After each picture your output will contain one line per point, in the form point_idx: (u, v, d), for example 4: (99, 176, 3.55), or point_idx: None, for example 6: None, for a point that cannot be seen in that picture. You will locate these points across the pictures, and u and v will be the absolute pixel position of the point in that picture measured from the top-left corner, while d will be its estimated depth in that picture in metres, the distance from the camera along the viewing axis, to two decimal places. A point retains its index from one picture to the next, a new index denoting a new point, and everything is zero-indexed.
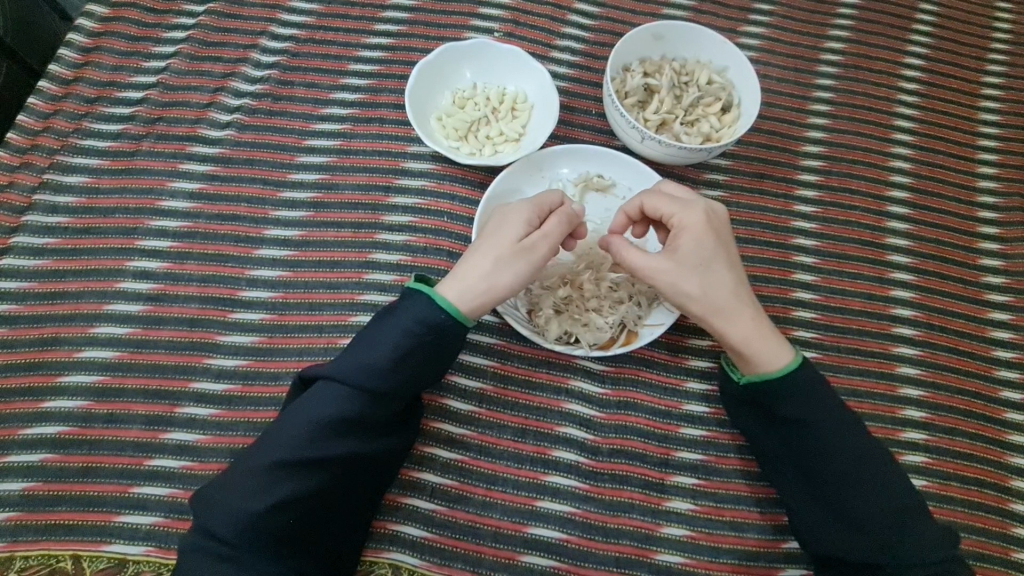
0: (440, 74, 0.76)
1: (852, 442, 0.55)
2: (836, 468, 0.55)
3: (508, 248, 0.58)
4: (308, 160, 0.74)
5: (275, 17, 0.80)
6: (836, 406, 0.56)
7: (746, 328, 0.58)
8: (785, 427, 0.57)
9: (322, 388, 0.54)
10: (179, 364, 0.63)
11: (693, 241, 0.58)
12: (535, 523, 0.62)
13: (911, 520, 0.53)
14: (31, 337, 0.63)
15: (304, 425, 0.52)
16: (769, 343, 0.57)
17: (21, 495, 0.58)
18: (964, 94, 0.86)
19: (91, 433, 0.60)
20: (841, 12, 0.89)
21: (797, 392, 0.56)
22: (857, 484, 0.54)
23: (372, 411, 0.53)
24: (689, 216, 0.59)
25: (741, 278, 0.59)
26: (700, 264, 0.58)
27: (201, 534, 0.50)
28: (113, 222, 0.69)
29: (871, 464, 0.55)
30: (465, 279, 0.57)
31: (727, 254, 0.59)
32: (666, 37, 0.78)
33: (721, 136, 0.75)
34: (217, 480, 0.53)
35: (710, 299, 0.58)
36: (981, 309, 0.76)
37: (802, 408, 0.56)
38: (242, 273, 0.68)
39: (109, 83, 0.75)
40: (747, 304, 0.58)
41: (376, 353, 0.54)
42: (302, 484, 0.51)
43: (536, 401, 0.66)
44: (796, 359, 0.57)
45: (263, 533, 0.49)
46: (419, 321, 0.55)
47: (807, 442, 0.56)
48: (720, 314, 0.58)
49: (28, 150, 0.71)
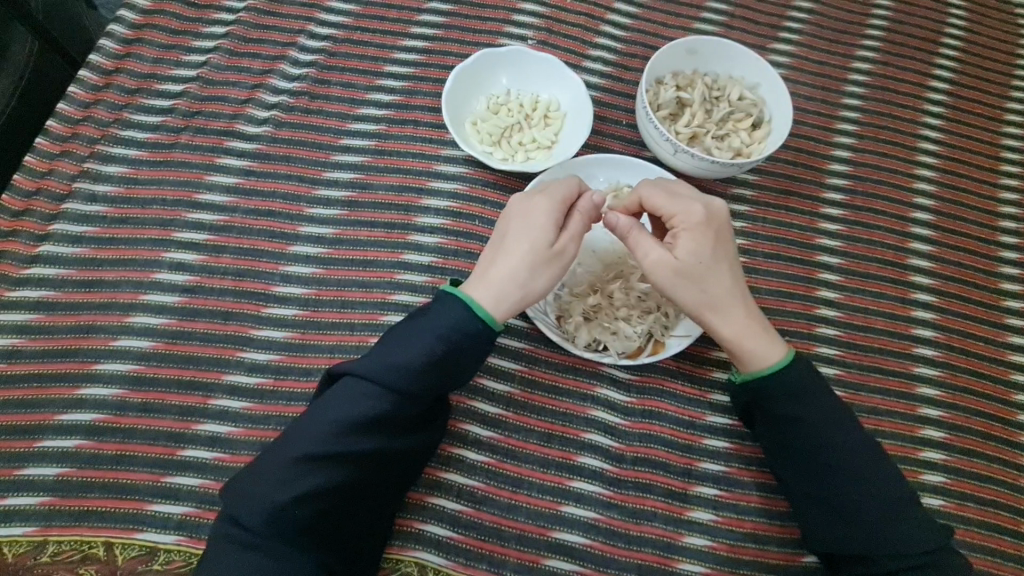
0: (475, 80, 0.77)
1: (846, 439, 0.56)
2: (832, 466, 0.56)
3: (539, 251, 0.59)
4: (344, 159, 0.74)
5: (314, 17, 0.81)
6: (829, 403, 0.57)
7: (738, 324, 0.60)
8: (780, 426, 0.59)
9: (353, 385, 0.54)
10: (213, 356, 0.64)
11: (689, 240, 0.59)
12: (559, 527, 0.62)
13: (910, 517, 0.54)
14: (68, 324, 0.64)
15: (334, 420, 0.52)
16: (761, 340, 0.59)
17: (56, 480, 0.58)
18: (987, 120, 0.87)
19: (125, 421, 0.61)
20: (869, 33, 0.90)
21: (791, 388, 0.57)
22: (854, 481, 0.55)
23: (402, 411, 0.54)
24: (685, 214, 0.60)
25: (738, 276, 0.61)
26: (696, 263, 0.59)
27: (229, 521, 0.51)
28: (151, 213, 0.69)
29: (866, 460, 0.56)
30: (498, 284, 0.58)
31: (723, 250, 0.60)
32: (699, 51, 0.79)
33: (751, 152, 0.76)
34: (247, 470, 0.54)
35: (708, 296, 0.59)
36: (1000, 332, 0.77)
37: (797, 405, 0.57)
38: (276, 268, 0.68)
39: (150, 75, 0.76)
40: (740, 301, 0.60)
41: (409, 354, 0.54)
42: (330, 478, 0.51)
43: (562, 406, 0.66)
44: (786, 356, 0.59)
45: (288, 524, 0.50)
46: (454, 324, 0.55)
47: (802, 441, 0.57)
48: (716, 313, 0.60)
49: (69, 139, 0.71)
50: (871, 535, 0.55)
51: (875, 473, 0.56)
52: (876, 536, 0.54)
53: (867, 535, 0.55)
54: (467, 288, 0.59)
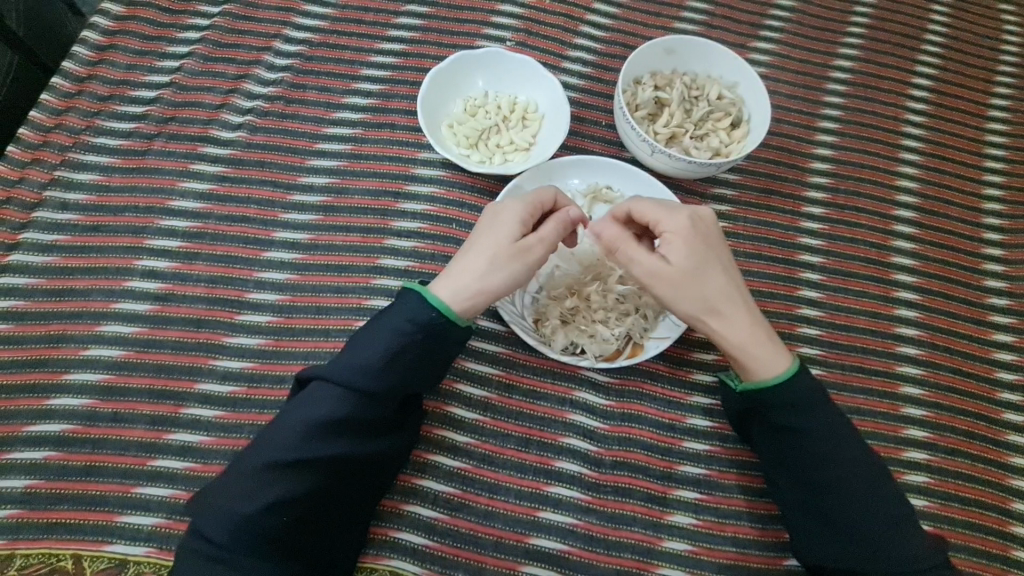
0: (452, 82, 0.77)
1: (850, 454, 0.55)
2: (833, 479, 0.55)
3: (503, 245, 0.58)
4: (319, 164, 0.74)
5: (290, 20, 0.81)
6: (835, 418, 0.56)
7: (742, 329, 0.57)
8: (782, 438, 0.57)
9: (315, 388, 0.53)
10: (186, 364, 0.63)
11: (682, 247, 0.57)
12: (537, 534, 0.62)
13: (904, 532, 0.54)
14: (37, 334, 0.63)
15: (297, 425, 0.52)
16: (764, 346, 0.57)
17: (24, 492, 0.58)
18: (970, 116, 0.86)
19: (95, 431, 0.60)
20: (851, 31, 0.90)
21: (794, 402, 0.55)
22: (854, 497, 0.54)
23: (364, 411, 0.53)
24: (675, 221, 0.58)
25: (735, 280, 0.58)
26: (691, 268, 0.57)
27: (196, 536, 0.50)
28: (123, 220, 0.69)
29: (868, 476, 0.55)
30: (460, 275, 0.57)
31: (716, 254, 0.58)
32: (677, 51, 0.78)
33: (730, 151, 0.76)
34: (215, 482, 0.53)
35: (707, 301, 0.57)
36: (984, 330, 0.76)
37: (802, 419, 0.55)
38: (250, 275, 0.68)
39: (122, 81, 0.75)
40: (742, 306, 0.58)
41: (366, 351, 0.54)
42: (295, 485, 0.51)
43: (540, 411, 0.66)
44: (790, 363, 0.56)
45: (255, 535, 0.49)
46: (411, 319, 0.54)
47: (805, 454, 0.55)
48: (718, 318, 0.57)
49: (40, 147, 0.71)
50: (867, 550, 0.54)
51: (875, 488, 0.54)
52: (865, 547, 0.54)
53: (864, 550, 0.54)
54: (434, 282, 0.58)
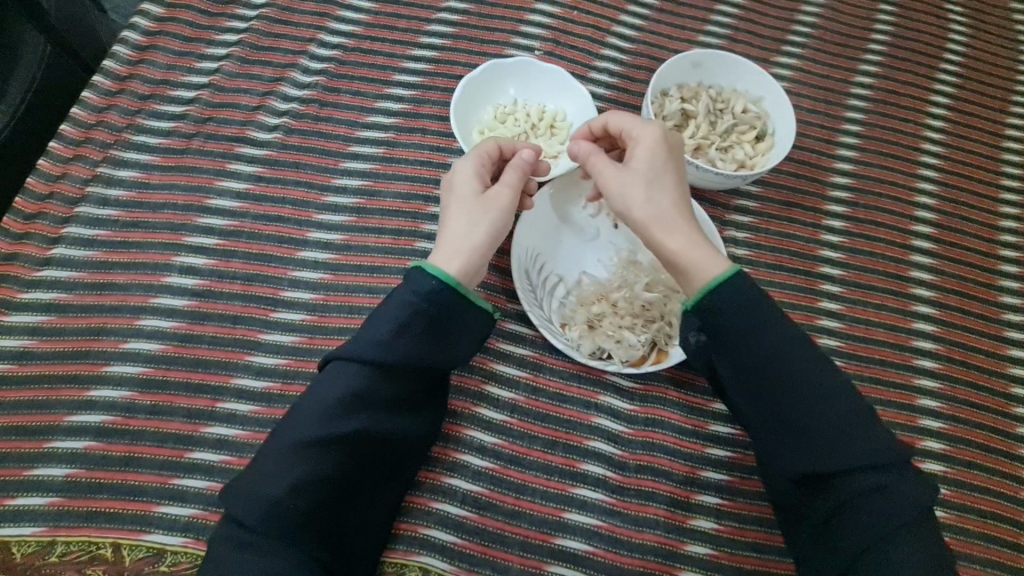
0: (483, 89, 0.78)
1: (795, 354, 0.53)
2: (783, 383, 0.53)
3: (469, 203, 0.59)
4: (352, 167, 0.75)
5: (325, 25, 0.82)
6: (778, 318, 0.53)
7: (684, 239, 0.57)
8: (728, 343, 0.53)
9: (333, 369, 0.54)
10: (221, 359, 0.65)
11: (647, 152, 0.59)
12: (562, 534, 0.63)
13: (857, 430, 0.51)
14: (78, 326, 0.64)
15: (317, 405, 0.53)
16: (704, 252, 0.56)
17: (64, 481, 0.59)
18: (988, 134, 0.88)
19: (134, 423, 0.61)
20: (871, 48, 0.91)
21: (741, 303, 0.53)
22: (807, 400, 0.52)
23: (387, 389, 0.54)
24: (646, 131, 0.61)
25: (686, 200, 0.59)
26: (647, 176, 0.58)
27: (230, 522, 0.51)
28: (162, 217, 0.70)
29: (814, 375, 0.53)
30: (445, 244, 0.57)
31: (676, 172, 0.60)
32: (704, 64, 0.80)
33: (755, 164, 0.77)
34: (244, 471, 0.53)
35: (656, 208, 0.57)
36: (999, 345, 0.78)
37: (747, 319, 0.53)
38: (284, 274, 0.69)
39: (162, 81, 0.77)
40: (690, 219, 0.58)
41: (386, 331, 0.54)
42: (318, 465, 0.51)
43: (566, 413, 0.67)
44: (730, 268, 0.55)
45: (286, 517, 0.50)
46: (417, 292, 0.54)
47: (754, 360, 0.53)
48: (661, 226, 0.57)
49: (82, 143, 0.73)
50: (826, 454, 0.51)
51: (822, 388, 0.52)
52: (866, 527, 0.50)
53: (823, 456, 0.51)
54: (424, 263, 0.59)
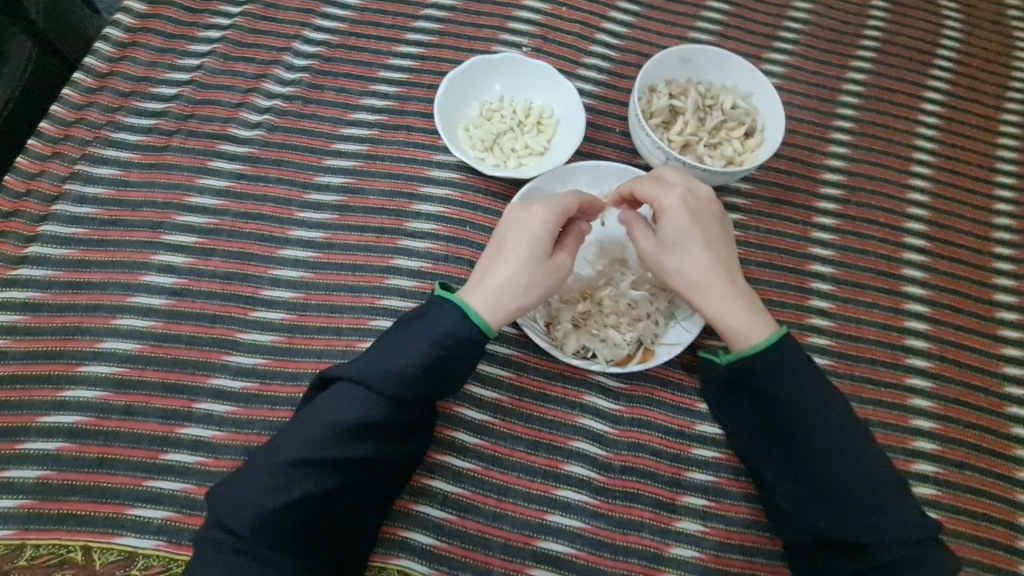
0: (469, 85, 0.77)
1: (834, 421, 0.54)
2: (818, 447, 0.54)
3: (534, 261, 0.59)
4: (335, 164, 0.74)
5: (309, 22, 0.81)
6: (798, 358, 0.55)
7: (719, 303, 0.59)
8: (764, 405, 0.56)
9: (348, 389, 0.54)
10: (198, 359, 0.64)
11: (670, 223, 0.60)
12: (545, 536, 0.62)
13: (890, 501, 0.52)
14: (53, 325, 0.64)
15: (329, 425, 0.52)
16: (743, 316, 0.58)
17: (35, 483, 0.58)
18: (982, 131, 0.87)
19: (108, 424, 0.60)
20: (864, 44, 0.90)
21: (775, 369, 0.55)
22: (842, 464, 0.53)
23: (393, 415, 0.54)
24: (670, 197, 0.60)
25: (717, 256, 0.60)
26: (673, 245, 0.60)
27: (216, 526, 0.50)
28: (140, 215, 0.69)
29: (852, 442, 0.54)
30: (496, 294, 0.57)
31: (705, 234, 0.60)
32: (693, 60, 0.78)
33: (743, 160, 0.76)
34: (234, 475, 0.52)
35: (685, 275, 0.60)
36: (994, 344, 0.76)
37: (783, 385, 0.55)
38: (265, 272, 0.68)
39: (144, 78, 0.76)
40: (723, 279, 0.59)
41: (399, 356, 0.54)
42: (322, 484, 0.51)
43: (550, 414, 0.66)
44: (774, 333, 0.57)
45: (277, 529, 0.49)
46: (446, 333, 0.55)
47: (790, 423, 0.55)
48: (698, 292, 0.59)
49: (60, 141, 0.72)
50: (856, 519, 0.52)
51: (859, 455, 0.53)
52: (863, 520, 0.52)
53: (853, 520, 0.52)
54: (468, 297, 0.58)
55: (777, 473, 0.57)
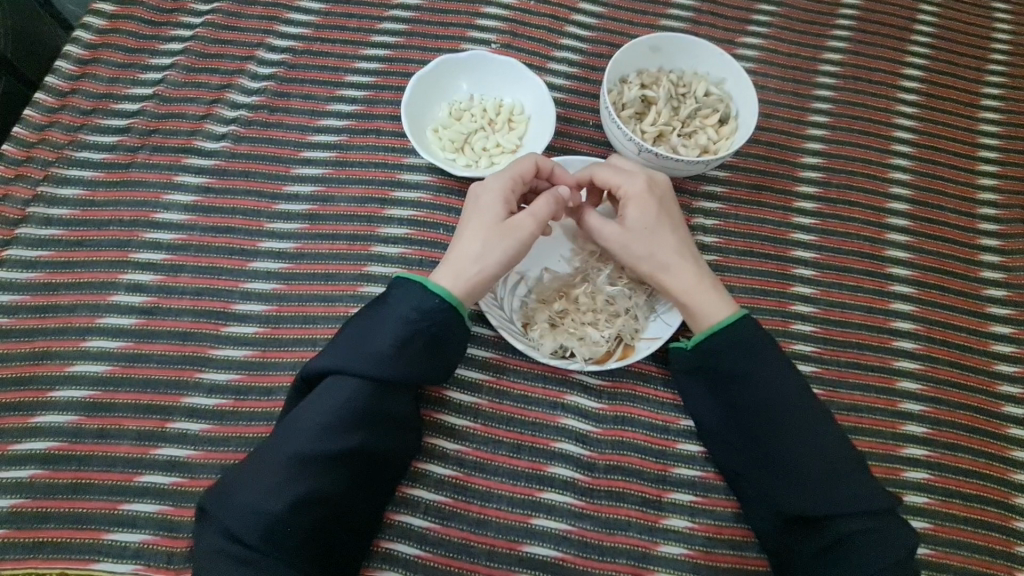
0: (437, 85, 0.75)
1: (796, 399, 0.55)
2: (778, 423, 0.55)
3: (489, 225, 0.58)
4: (304, 172, 0.73)
5: (273, 29, 0.80)
6: (751, 336, 0.57)
7: (688, 282, 0.60)
8: (726, 384, 0.58)
9: (327, 382, 0.53)
10: (172, 378, 0.63)
11: (637, 209, 0.60)
12: (530, 541, 0.61)
13: (852, 477, 0.53)
14: (23, 351, 0.63)
15: (313, 420, 0.51)
16: (710, 293, 0.59)
17: (10, 512, 0.58)
18: (963, 105, 0.85)
19: (81, 448, 0.61)
20: (840, 23, 0.89)
21: (735, 346, 0.57)
22: (800, 440, 0.54)
23: (380, 401, 0.53)
24: (635, 184, 0.62)
25: (683, 239, 0.62)
26: (643, 230, 0.60)
27: (216, 537, 0.49)
28: (107, 234, 0.69)
29: (812, 419, 0.55)
30: (454, 264, 0.57)
31: (670, 220, 0.62)
32: (663, 48, 0.77)
33: (718, 149, 0.75)
34: (227, 479, 0.52)
35: (653, 258, 0.60)
36: (982, 322, 0.75)
37: (741, 362, 0.56)
38: (236, 286, 0.67)
39: (105, 94, 0.75)
40: (690, 261, 0.61)
41: (377, 342, 0.53)
42: (317, 482, 0.50)
43: (531, 416, 0.65)
44: (736, 312, 0.58)
45: (284, 533, 0.49)
46: (418, 309, 0.54)
47: (750, 400, 0.56)
48: (668, 274, 0.60)
49: (23, 162, 0.71)
50: (814, 495, 0.53)
51: (820, 433, 0.54)
52: (819, 492, 0.53)
53: (811, 495, 0.53)
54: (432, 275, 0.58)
55: (744, 453, 0.58)
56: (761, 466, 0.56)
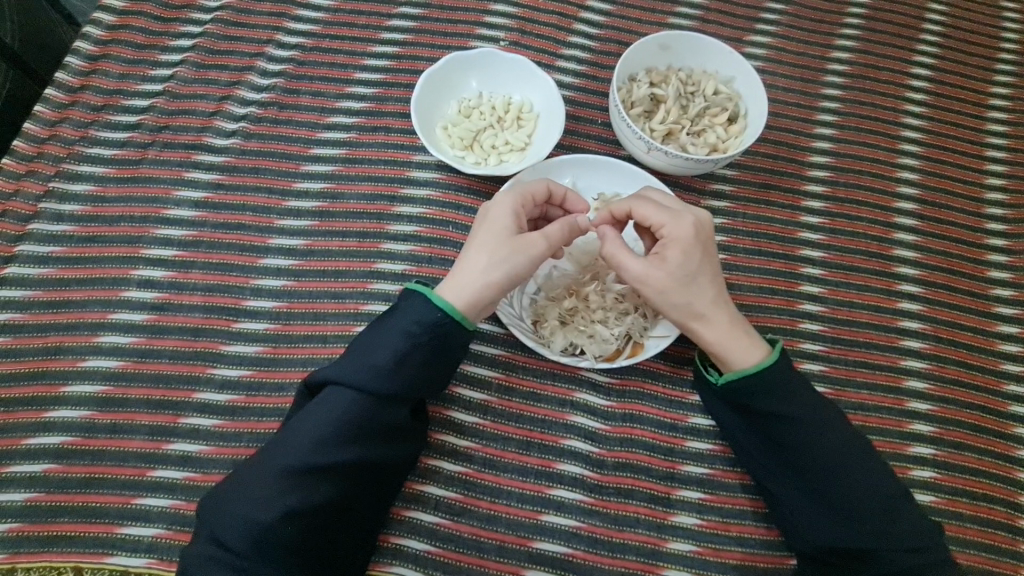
0: (445, 83, 0.75)
1: (836, 436, 0.55)
2: (825, 463, 0.54)
3: (500, 237, 0.58)
4: (314, 169, 0.73)
5: (282, 26, 0.80)
6: (791, 376, 0.56)
7: (722, 331, 0.58)
8: (769, 424, 0.56)
9: (328, 393, 0.53)
10: (184, 374, 0.64)
11: (679, 254, 0.57)
12: (540, 537, 0.61)
13: (899, 510, 0.54)
14: (35, 346, 0.64)
15: (309, 431, 0.52)
16: (746, 342, 0.57)
17: (23, 505, 0.59)
18: (971, 105, 0.85)
19: (94, 443, 0.61)
20: (849, 22, 0.88)
21: (777, 389, 0.55)
22: (848, 479, 0.54)
23: (377, 415, 0.53)
24: (679, 228, 0.58)
25: (722, 286, 0.60)
26: (683, 278, 0.58)
27: (208, 542, 0.50)
28: (118, 230, 0.69)
29: (856, 455, 0.55)
30: (460, 278, 0.57)
31: (710, 265, 0.59)
32: (672, 46, 0.77)
33: (727, 147, 0.75)
34: (225, 486, 0.53)
35: (689, 308, 0.58)
36: (989, 322, 0.75)
37: (783, 404, 0.55)
38: (246, 282, 0.68)
39: (116, 91, 0.75)
40: (727, 310, 0.59)
41: (376, 355, 0.53)
42: (309, 494, 0.50)
43: (541, 413, 0.65)
44: (776, 356, 0.56)
45: (273, 542, 0.49)
46: (420, 322, 0.54)
47: (795, 440, 0.55)
48: (701, 321, 0.58)
49: (34, 158, 0.71)
50: (866, 529, 0.53)
51: (865, 468, 0.55)
52: (869, 527, 0.53)
53: (863, 530, 0.53)
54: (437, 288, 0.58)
55: (783, 483, 0.58)
56: (806, 500, 0.56)
